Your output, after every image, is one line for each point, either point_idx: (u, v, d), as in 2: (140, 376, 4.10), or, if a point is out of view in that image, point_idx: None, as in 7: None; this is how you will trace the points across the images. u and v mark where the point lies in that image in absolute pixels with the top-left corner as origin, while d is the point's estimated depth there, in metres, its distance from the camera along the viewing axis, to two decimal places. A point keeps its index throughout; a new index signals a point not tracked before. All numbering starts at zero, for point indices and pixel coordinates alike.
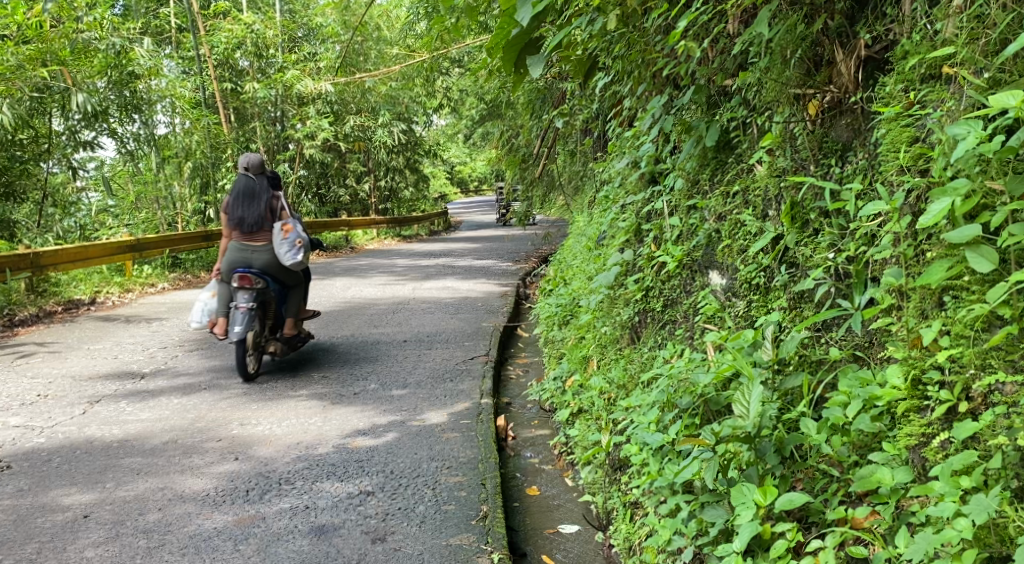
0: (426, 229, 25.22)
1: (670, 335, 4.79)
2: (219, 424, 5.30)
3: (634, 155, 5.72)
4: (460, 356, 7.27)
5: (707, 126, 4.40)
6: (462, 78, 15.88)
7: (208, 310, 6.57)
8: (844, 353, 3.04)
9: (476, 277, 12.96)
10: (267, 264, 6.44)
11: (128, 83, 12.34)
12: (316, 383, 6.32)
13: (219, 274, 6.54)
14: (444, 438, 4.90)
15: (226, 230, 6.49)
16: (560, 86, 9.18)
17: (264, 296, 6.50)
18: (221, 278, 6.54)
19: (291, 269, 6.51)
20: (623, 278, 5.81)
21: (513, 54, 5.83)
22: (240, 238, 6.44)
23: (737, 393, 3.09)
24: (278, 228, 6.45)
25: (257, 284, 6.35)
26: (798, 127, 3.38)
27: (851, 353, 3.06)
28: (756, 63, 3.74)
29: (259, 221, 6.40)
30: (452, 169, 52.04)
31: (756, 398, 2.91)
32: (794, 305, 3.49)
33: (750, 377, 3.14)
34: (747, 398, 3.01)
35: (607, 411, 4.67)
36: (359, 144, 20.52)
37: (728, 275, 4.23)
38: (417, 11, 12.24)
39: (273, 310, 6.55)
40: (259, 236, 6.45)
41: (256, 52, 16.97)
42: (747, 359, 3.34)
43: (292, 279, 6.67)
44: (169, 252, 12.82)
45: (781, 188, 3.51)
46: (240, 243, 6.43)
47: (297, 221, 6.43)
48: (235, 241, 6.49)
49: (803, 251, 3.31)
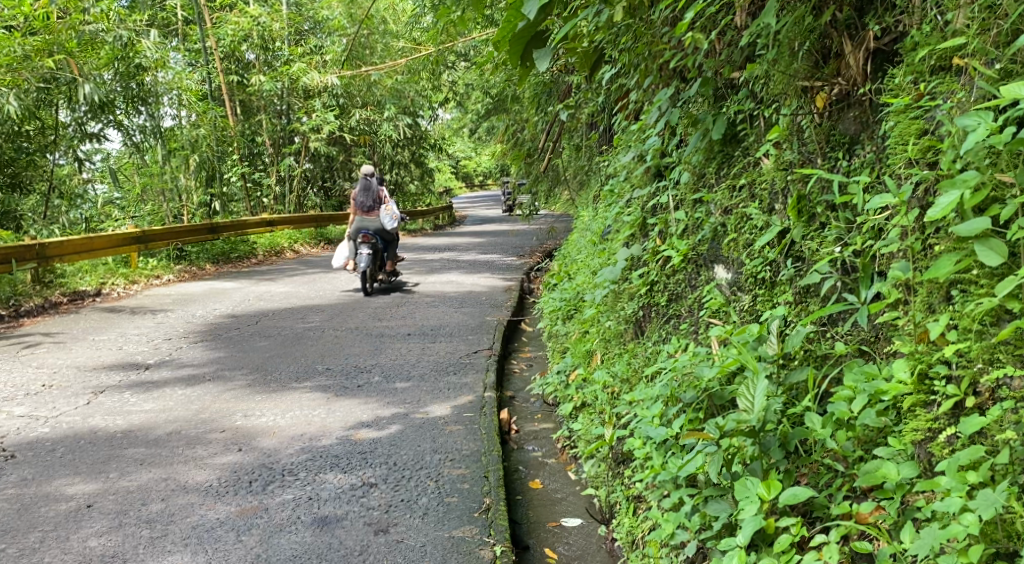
0: (431, 223, 25.24)
1: (674, 330, 4.78)
2: (223, 415, 5.30)
3: (640, 149, 5.70)
4: (464, 350, 7.26)
5: (714, 120, 4.37)
6: (468, 72, 15.87)
7: (344, 256, 10.96)
8: (850, 348, 3.02)
9: (480, 271, 12.96)
10: (378, 229, 10.67)
11: (135, 75, 12.32)
12: (320, 375, 6.31)
13: (348, 236, 10.79)
14: (447, 431, 4.90)
15: (353, 210, 10.77)
16: (566, 79, 9.16)
17: (377, 249, 10.73)
18: (349, 238, 10.79)
19: (392, 233, 10.74)
20: (627, 272, 5.79)
21: (518, 47, 5.81)
22: (362, 215, 10.74)
23: (742, 387, 3.08)
24: (383, 208, 10.78)
25: (373, 240, 10.53)
26: (806, 120, 3.36)
27: (857, 348, 3.04)
28: (764, 55, 3.71)
29: (373, 203, 10.68)
30: (457, 164, 52.07)
31: (761, 392, 2.91)
32: (800, 299, 3.47)
33: (755, 371, 3.12)
34: (752, 392, 3.00)
35: (610, 405, 4.66)
36: (365, 138, 20.53)
37: (733, 269, 4.21)
38: (423, 4, 12.23)
39: (381, 257, 10.75)
40: (373, 213, 10.76)
41: (262, 45, 16.97)
42: (752, 353, 3.32)
43: (391, 239, 10.84)
44: (175, 244, 12.84)
45: (788, 181, 3.49)
46: (362, 217, 10.71)
47: (396, 204, 10.69)
48: (358, 217, 10.78)
49: (809, 245, 3.29)
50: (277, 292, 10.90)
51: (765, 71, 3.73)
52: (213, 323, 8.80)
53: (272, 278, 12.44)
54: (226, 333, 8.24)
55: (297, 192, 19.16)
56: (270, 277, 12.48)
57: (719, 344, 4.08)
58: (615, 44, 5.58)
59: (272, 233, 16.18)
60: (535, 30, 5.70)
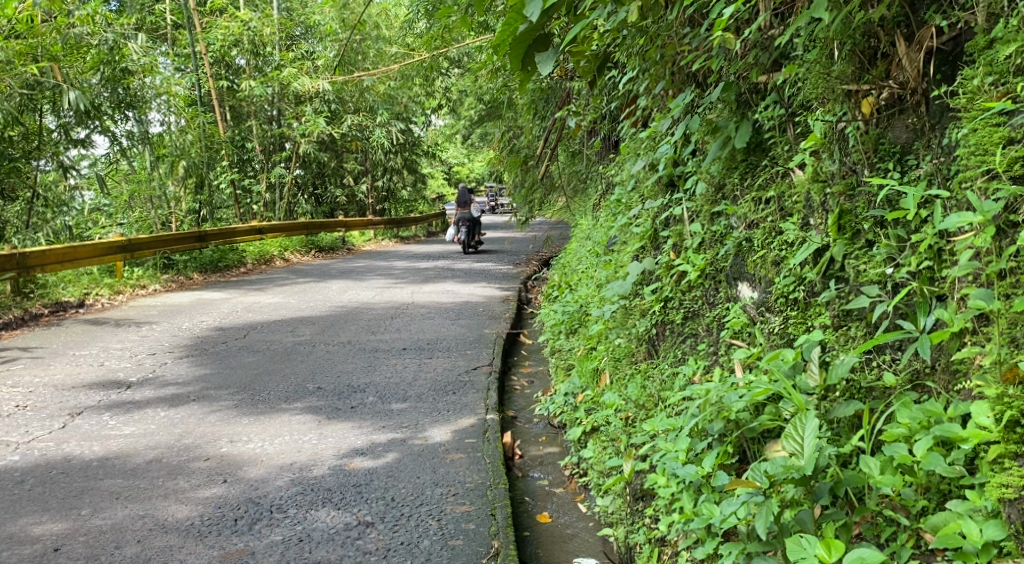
0: (424, 230, 24.85)
1: (691, 350, 4.47)
2: (207, 441, 4.96)
3: (651, 157, 5.40)
4: (463, 366, 6.94)
5: (737, 126, 4.09)
6: (462, 78, 15.52)
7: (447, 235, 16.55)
8: (902, 380, 2.72)
9: (475, 280, 12.61)
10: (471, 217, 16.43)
11: (121, 80, 11.96)
12: (311, 395, 5.97)
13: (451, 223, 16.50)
14: (449, 460, 4.57)
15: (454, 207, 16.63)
16: (567, 85, 8.89)
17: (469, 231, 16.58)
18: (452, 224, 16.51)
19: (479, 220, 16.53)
20: (638, 287, 5.48)
21: (520, 51, 5.44)
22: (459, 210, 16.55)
23: (785, 425, 2.77)
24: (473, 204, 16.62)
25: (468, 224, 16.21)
26: (850, 128, 3.06)
27: (908, 379, 2.76)
28: (802, 55, 3.43)
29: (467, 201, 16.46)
30: (450, 170, 52.02)
31: (811, 435, 2.60)
32: (840, 322, 3.17)
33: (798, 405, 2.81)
34: (799, 432, 2.69)
35: (624, 432, 4.33)
36: (357, 144, 20.13)
37: (759, 287, 3.89)
38: (417, 9, 11.95)
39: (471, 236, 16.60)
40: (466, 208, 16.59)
41: (253, 50, 16.57)
42: (790, 383, 3.02)
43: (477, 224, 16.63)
44: (162, 252, 12.50)
45: (827, 193, 3.20)
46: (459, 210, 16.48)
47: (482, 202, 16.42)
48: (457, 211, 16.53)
49: (854, 265, 2.99)
50: (267, 303, 10.53)
51: (801, 75, 3.44)
52: (199, 336, 8.43)
53: (262, 288, 12.07)
54: (213, 347, 7.88)
55: (288, 199, 18.78)
56: (259, 287, 12.11)
57: (743, 369, 3.78)
58: (624, 47, 5.26)
59: (262, 240, 15.79)
60: (537, 32, 5.33)
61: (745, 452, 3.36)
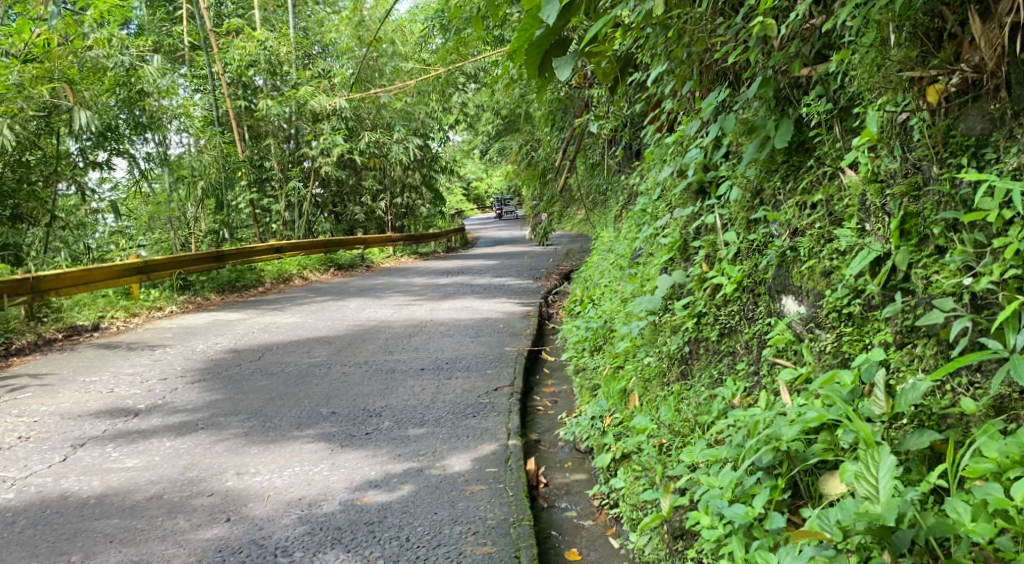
0: (443, 246, 24.54)
1: (729, 371, 4.12)
2: (212, 474, 4.64)
3: (679, 163, 5.05)
4: (483, 387, 6.58)
5: (776, 124, 3.74)
6: (479, 93, 15.23)
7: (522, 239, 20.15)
8: (984, 407, 2.45)
9: (495, 295, 12.25)
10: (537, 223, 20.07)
11: (136, 101, 11.77)
12: (324, 422, 5.64)
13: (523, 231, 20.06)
14: (469, 492, 4.23)
15: None
16: (586, 93, 8.57)
17: None
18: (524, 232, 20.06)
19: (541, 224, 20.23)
20: (669, 302, 5.10)
21: (536, 57, 5.28)
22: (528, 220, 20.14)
23: (857, 464, 2.52)
24: None
25: None
26: (916, 120, 2.74)
27: (990, 406, 2.48)
28: (857, 40, 3.08)
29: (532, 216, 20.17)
30: (468, 185, 51.99)
31: (886, 478, 2.40)
32: (904, 340, 2.85)
33: (867, 438, 2.53)
34: (875, 473, 2.45)
35: (658, 461, 3.97)
36: (375, 161, 19.86)
37: (805, 301, 3.53)
38: (434, 22, 11.70)
39: None
40: None
41: (270, 69, 16.37)
42: (854, 411, 2.70)
43: None
44: (179, 273, 12.26)
45: (888, 195, 2.86)
46: None
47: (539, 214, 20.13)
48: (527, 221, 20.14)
49: (923, 276, 2.65)
50: (283, 324, 10.24)
51: (854, 64, 3.12)
52: (213, 360, 8.13)
53: (279, 308, 11.78)
54: (227, 371, 7.58)
55: (307, 218, 18.53)
56: (277, 307, 11.83)
57: (789, 391, 3.44)
58: (649, 47, 4.94)
59: (280, 260, 15.54)
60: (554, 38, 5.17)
61: (798, 487, 3.04)
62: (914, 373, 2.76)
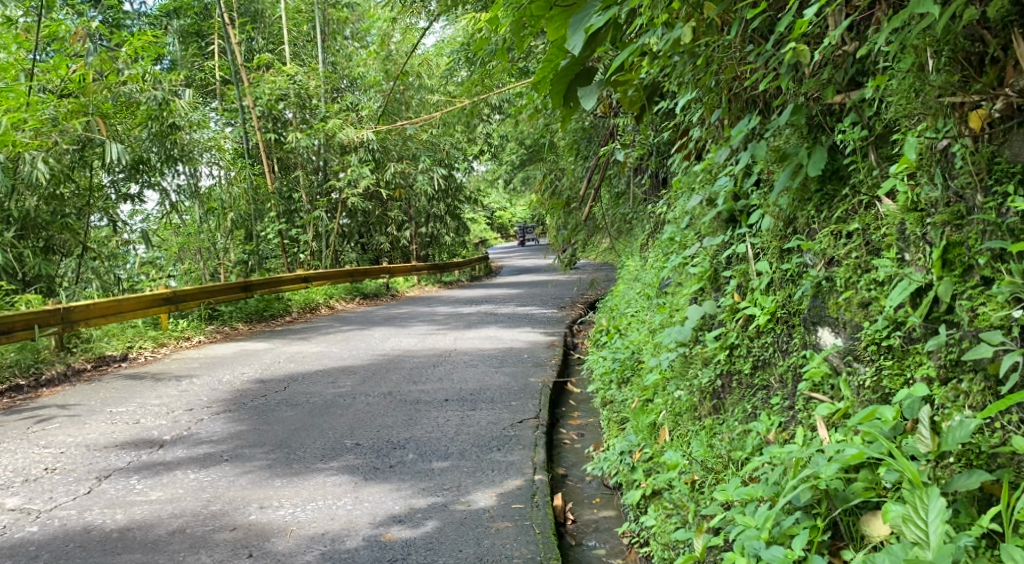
0: (468, 276, 24.53)
1: (763, 405, 4.01)
2: (235, 508, 4.57)
3: (708, 191, 4.97)
4: (509, 418, 6.48)
5: (808, 152, 3.65)
6: (504, 124, 15.28)
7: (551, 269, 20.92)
8: None
9: (520, 325, 12.16)
10: None
11: (168, 135, 11.72)
12: (349, 454, 5.57)
13: None
14: (495, 530, 4.14)
15: None
16: (612, 124, 8.53)
17: None
18: None
19: None
20: (698, 333, 4.99)
21: (561, 86, 5.31)
22: None
23: (907, 509, 2.42)
24: None
25: None
26: (956, 147, 2.65)
27: None
28: (893, 64, 2.99)
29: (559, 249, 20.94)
30: (493, 215, 52.14)
31: (937, 524, 2.35)
32: (947, 375, 2.76)
33: (915, 480, 2.45)
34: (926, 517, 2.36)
35: (690, 499, 3.87)
36: (401, 191, 19.93)
37: (841, 333, 3.42)
38: (461, 55, 11.73)
39: None
40: None
41: (299, 103, 16.53)
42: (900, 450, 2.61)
43: None
44: (207, 303, 12.30)
45: (929, 225, 2.77)
46: None
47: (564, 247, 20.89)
48: None
49: (968, 307, 2.55)
50: (309, 354, 10.21)
51: (891, 90, 3.03)
52: (238, 390, 8.10)
53: (305, 337, 11.77)
54: (252, 402, 7.54)
55: (334, 247, 18.58)
56: (303, 337, 11.81)
57: (827, 426, 3.34)
58: (675, 75, 4.92)
59: (307, 289, 15.57)
60: (578, 68, 5.22)
61: (838, 527, 2.93)
62: (960, 410, 2.66)
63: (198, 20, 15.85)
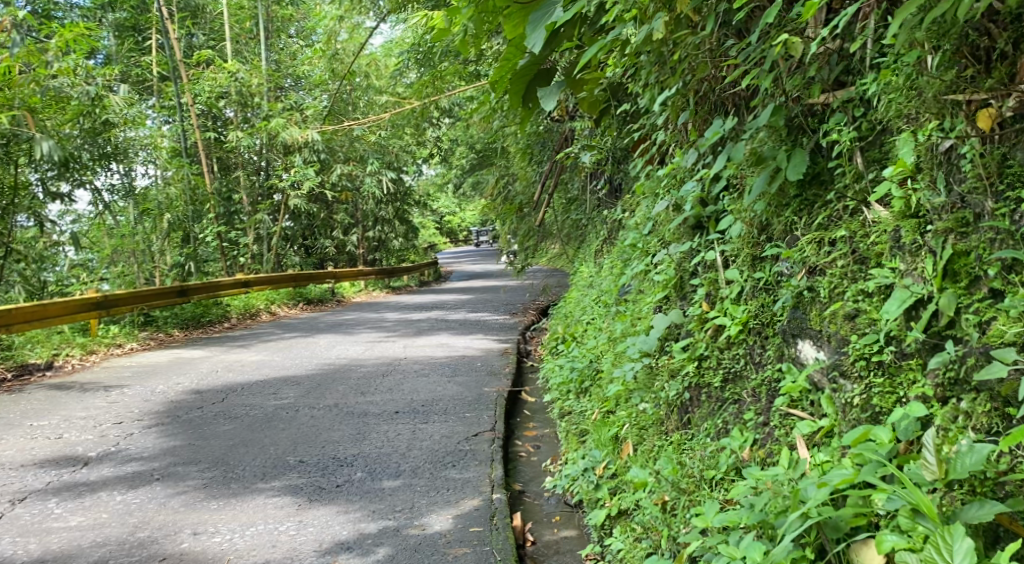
0: (416, 281, 24.14)
1: (734, 420, 3.80)
2: (165, 535, 4.21)
3: (675, 196, 4.76)
4: (463, 432, 6.19)
5: (787, 155, 3.44)
6: (454, 127, 15.02)
7: None
8: None
9: (471, 332, 11.88)
10: None
11: (101, 133, 11.34)
12: (291, 472, 5.22)
13: None
14: (453, 557, 3.93)
15: None
16: (568, 126, 8.31)
17: None
18: None
19: None
20: (664, 343, 4.77)
21: (521, 85, 5.21)
22: None
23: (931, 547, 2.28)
24: None
25: None
26: (965, 149, 2.55)
27: None
28: (892, 61, 2.84)
29: None
30: (442, 220, 51.69)
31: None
32: (946, 395, 2.60)
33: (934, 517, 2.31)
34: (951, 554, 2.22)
35: (662, 522, 3.66)
36: (346, 193, 19.49)
37: (825, 346, 3.20)
38: (410, 56, 11.38)
39: None
40: None
41: (241, 101, 16.03)
42: (910, 480, 2.44)
43: None
44: (141, 309, 11.75)
45: (932, 236, 2.63)
46: None
47: None
48: None
49: (976, 322, 2.46)
50: (249, 362, 9.77)
51: (889, 89, 2.85)
52: (172, 402, 7.65)
53: (245, 345, 11.31)
54: (187, 414, 7.11)
55: (276, 251, 18.05)
56: (243, 344, 11.33)
57: (808, 446, 3.14)
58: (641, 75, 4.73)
59: (248, 294, 15.04)
60: (537, 69, 5.11)
61: (827, 554, 2.72)
62: (963, 432, 2.48)
63: (134, 14, 15.21)
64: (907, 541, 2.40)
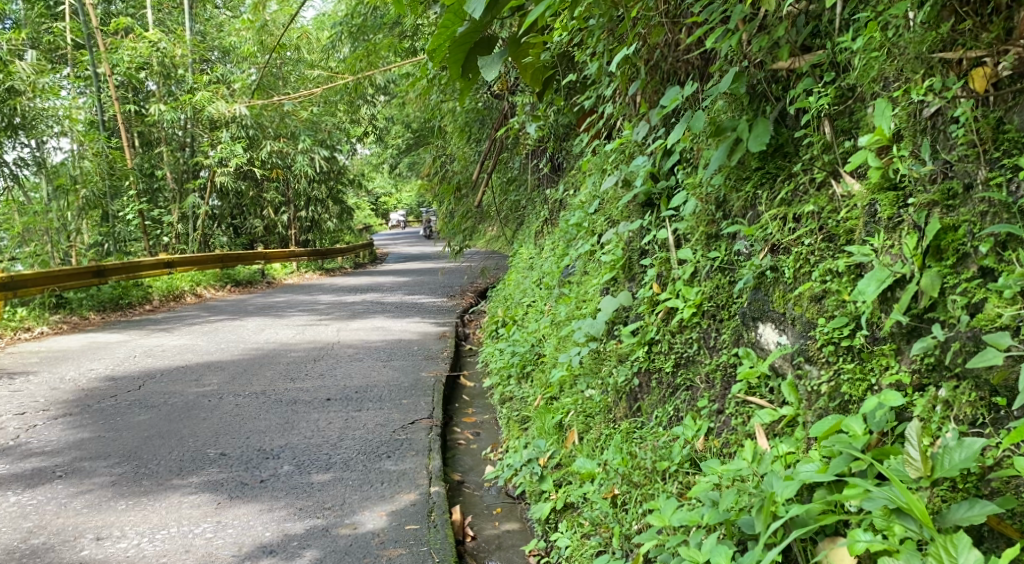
0: (349, 262, 23.57)
1: (688, 407, 3.59)
2: (62, 541, 3.85)
3: (624, 171, 4.52)
4: (398, 419, 5.88)
5: (749, 125, 3.21)
6: (389, 105, 14.57)
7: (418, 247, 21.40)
8: None
9: (408, 315, 11.54)
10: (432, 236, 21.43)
11: (6, 100, 10.61)
12: (210, 467, 4.84)
13: None
14: (387, 559, 3.64)
15: None
16: (509, 101, 8.00)
17: None
18: None
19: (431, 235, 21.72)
20: (611, 326, 4.54)
21: (460, 55, 4.87)
22: None
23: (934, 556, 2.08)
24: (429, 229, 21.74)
25: None
26: (962, 111, 2.45)
27: None
28: (876, 17, 2.71)
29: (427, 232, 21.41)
30: (376, 200, 50.89)
31: None
32: (924, 383, 2.43)
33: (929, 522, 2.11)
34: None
35: (613, 519, 3.44)
36: (277, 172, 18.85)
37: (789, 329, 2.97)
38: (343, 28, 10.91)
39: None
40: None
41: (163, 72, 15.26)
42: (897, 480, 2.23)
43: None
44: (52, 290, 11.10)
45: (919, 215, 2.50)
46: None
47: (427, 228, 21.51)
48: None
49: (964, 303, 2.35)
50: (170, 347, 9.27)
51: (873, 47, 2.71)
52: (84, 390, 7.16)
53: (167, 328, 10.77)
54: (98, 404, 6.63)
55: (202, 231, 17.35)
56: (166, 328, 10.77)
57: (768, 436, 2.93)
58: (591, 39, 4.50)
59: (171, 275, 14.38)
60: (478, 35, 4.74)
61: (793, 554, 2.52)
62: (944, 422, 2.34)
63: None
64: (883, 543, 2.21)
